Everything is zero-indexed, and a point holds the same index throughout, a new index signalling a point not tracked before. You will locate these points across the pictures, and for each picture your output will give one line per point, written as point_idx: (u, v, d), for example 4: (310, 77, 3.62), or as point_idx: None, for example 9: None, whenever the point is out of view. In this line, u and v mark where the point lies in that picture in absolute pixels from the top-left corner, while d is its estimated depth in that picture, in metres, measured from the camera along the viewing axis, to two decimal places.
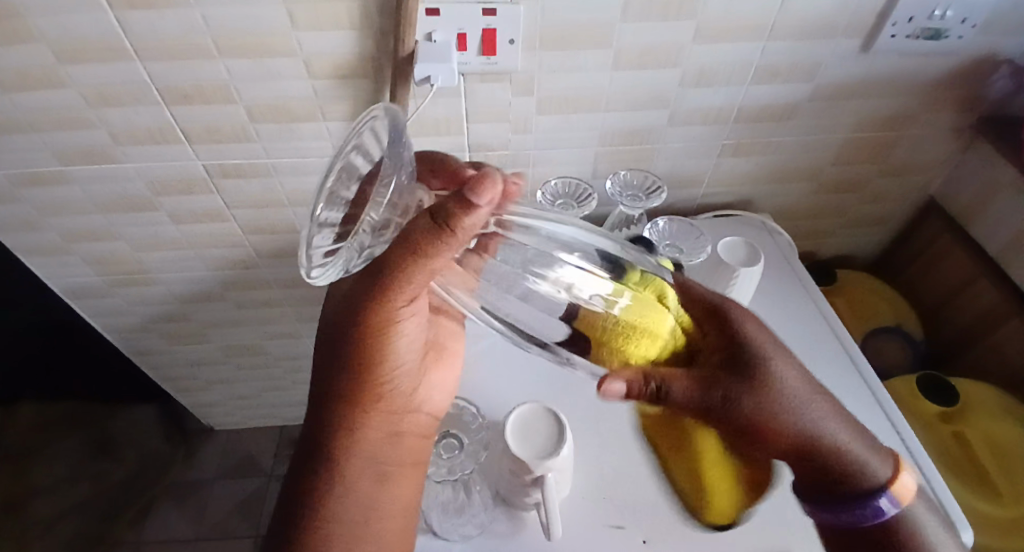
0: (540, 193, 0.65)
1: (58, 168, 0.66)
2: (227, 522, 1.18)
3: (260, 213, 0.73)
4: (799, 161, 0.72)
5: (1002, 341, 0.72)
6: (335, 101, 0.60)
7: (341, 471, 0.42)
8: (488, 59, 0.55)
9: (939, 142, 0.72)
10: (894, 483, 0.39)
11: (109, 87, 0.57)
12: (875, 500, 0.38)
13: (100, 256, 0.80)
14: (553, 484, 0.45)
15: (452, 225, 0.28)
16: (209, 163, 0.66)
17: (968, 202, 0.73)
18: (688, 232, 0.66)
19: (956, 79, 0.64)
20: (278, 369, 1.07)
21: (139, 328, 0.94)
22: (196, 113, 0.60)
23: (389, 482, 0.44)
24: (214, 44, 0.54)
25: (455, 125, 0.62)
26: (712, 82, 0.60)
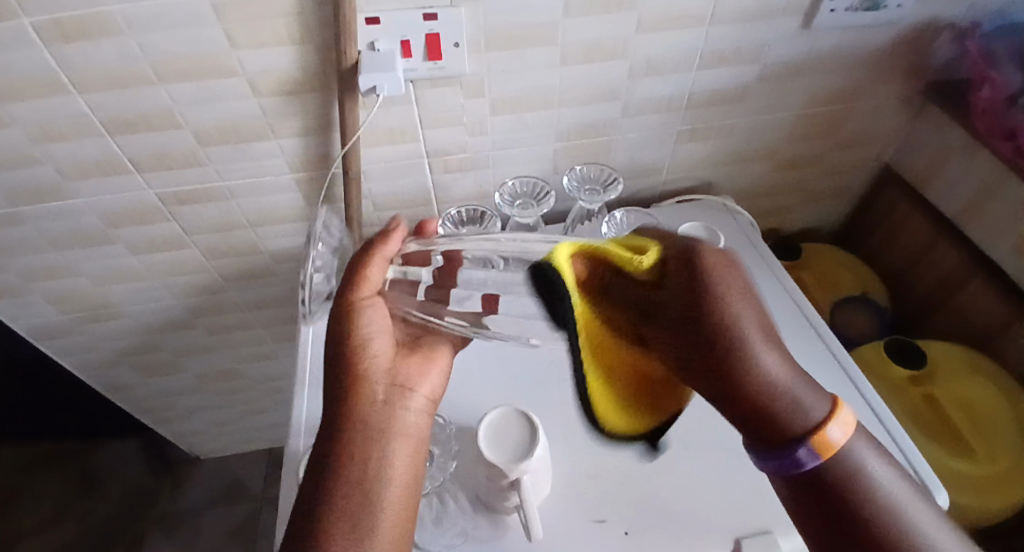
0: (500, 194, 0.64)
1: (8, 208, 0.64)
2: (221, 548, 1.16)
3: (221, 236, 0.72)
4: (754, 142, 0.73)
5: (966, 301, 0.74)
6: (284, 119, 0.59)
7: (347, 443, 0.35)
8: (435, 64, 0.54)
9: (888, 112, 0.73)
10: (821, 429, 0.33)
11: (49, 122, 0.56)
12: (797, 446, 0.33)
13: (61, 294, 0.78)
14: (529, 484, 0.44)
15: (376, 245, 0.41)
16: (161, 190, 0.65)
17: (922, 167, 0.75)
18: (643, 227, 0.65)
19: (898, 50, 0.66)
20: (258, 392, 1.06)
21: (111, 363, 0.92)
22: (141, 140, 0.59)
23: (381, 455, 0.35)
24: (154, 70, 0.53)
25: (410, 133, 0.62)
26: (662, 71, 0.61)
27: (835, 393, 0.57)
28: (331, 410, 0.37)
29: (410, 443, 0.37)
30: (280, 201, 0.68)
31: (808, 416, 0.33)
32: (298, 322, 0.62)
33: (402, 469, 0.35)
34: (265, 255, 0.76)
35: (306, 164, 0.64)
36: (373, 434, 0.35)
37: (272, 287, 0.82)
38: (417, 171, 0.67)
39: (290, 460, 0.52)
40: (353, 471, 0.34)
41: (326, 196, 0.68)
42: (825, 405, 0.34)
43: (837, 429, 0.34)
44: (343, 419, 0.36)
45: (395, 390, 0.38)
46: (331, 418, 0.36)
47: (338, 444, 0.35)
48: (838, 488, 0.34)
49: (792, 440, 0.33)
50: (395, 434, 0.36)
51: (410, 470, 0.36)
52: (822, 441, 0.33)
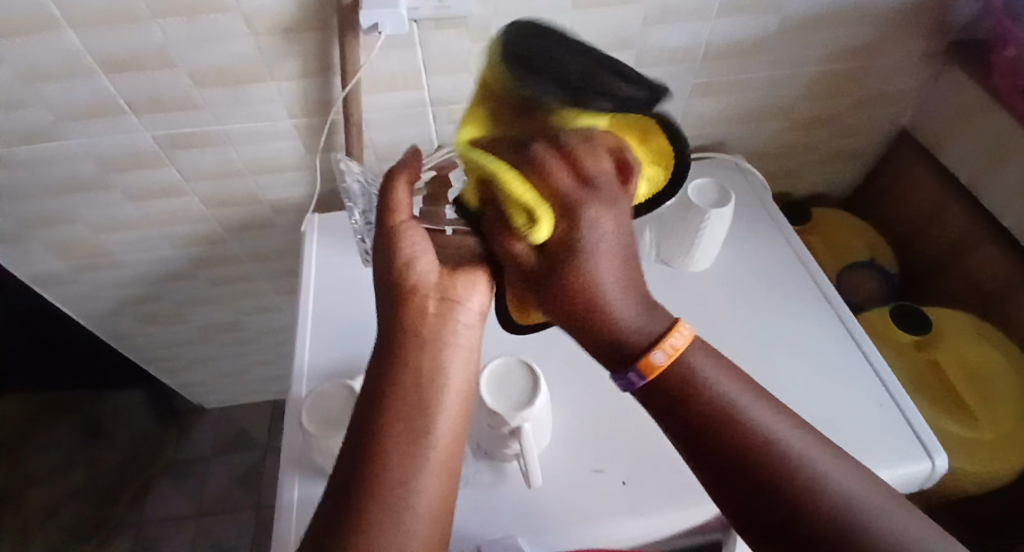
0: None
1: (3, 152, 0.63)
2: (227, 495, 1.19)
3: (221, 185, 0.71)
4: (769, 99, 0.70)
5: (975, 268, 0.73)
6: (283, 62, 0.57)
7: (407, 353, 0.38)
8: (440, 4, 0.51)
9: (911, 71, 0.70)
10: (656, 346, 0.31)
11: (40, 62, 0.54)
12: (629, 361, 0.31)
13: (61, 243, 0.77)
14: (529, 432, 0.44)
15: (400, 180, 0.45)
16: (158, 135, 0.63)
17: (939, 130, 0.72)
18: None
19: (927, 3, 0.63)
20: (260, 345, 1.07)
21: (113, 314, 0.92)
22: (136, 83, 0.57)
23: (438, 361, 0.38)
24: (146, 7, 0.50)
25: (413, 79, 0.60)
26: (677, 18, 0.58)
27: (838, 353, 0.57)
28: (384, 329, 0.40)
29: (461, 353, 0.40)
30: (280, 149, 0.67)
31: (648, 329, 0.32)
32: (298, 272, 0.62)
33: (456, 376, 0.39)
34: (266, 206, 0.75)
35: (306, 110, 0.62)
36: (428, 346, 0.39)
37: (274, 239, 0.81)
38: (420, 120, 0.65)
39: (291, 407, 0.52)
40: (405, 381, 0.37)
41: (327, 144, 0.66)
42: (664, 316, 0.33)
43: (660, 354, 0.31)
44: (399, 333, 0.39)
45: (445, 303, 0.41)
46: (386, 333, 0.39)
47: (397, 358, 0.38)
48: (673, 399, 0.32)
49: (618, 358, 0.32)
50: (442, 357, 0.39)
51: (463, 376, 0.39)
52: (647, 365, 0.31)
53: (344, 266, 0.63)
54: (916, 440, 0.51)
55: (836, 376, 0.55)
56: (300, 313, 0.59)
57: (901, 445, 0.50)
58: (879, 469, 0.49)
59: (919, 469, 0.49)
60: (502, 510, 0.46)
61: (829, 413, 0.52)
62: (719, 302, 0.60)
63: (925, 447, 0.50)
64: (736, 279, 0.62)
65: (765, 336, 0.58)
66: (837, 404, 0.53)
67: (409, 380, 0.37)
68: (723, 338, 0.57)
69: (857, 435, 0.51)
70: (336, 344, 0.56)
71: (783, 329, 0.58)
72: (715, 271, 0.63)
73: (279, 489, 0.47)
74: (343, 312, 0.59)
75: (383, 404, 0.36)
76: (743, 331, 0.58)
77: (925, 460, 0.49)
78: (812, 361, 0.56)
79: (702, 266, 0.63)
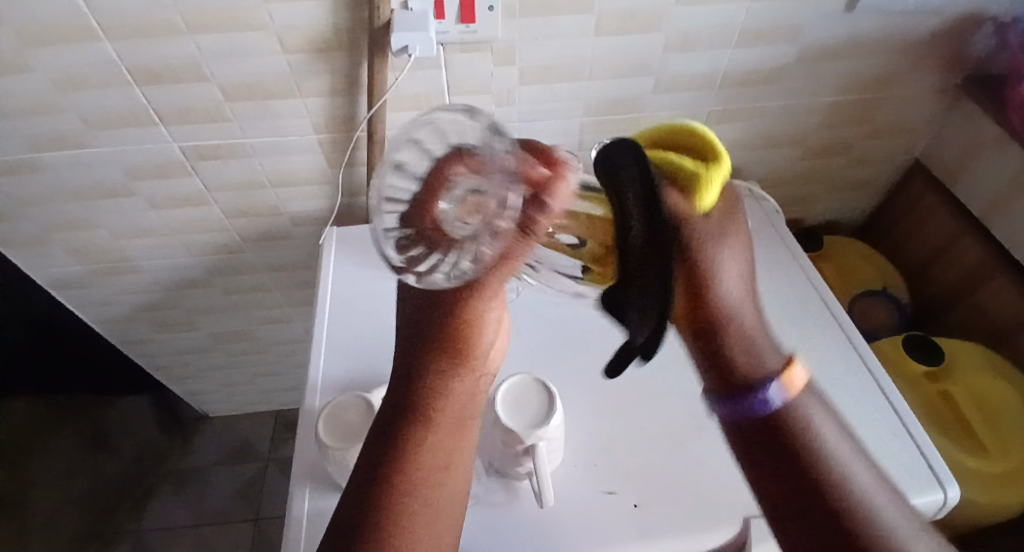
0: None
1: (33, 156, 0.64)
2: (229, 505, 1.18)
3: (242, 196, 0.72)
4: (783, 127, 0.71)
5: (985, 300, 0.73)
6: (311, 77, 0.58)
7: (417, 426, 0.38)
8: (467, 28, 0.53)
9: (923, 103, 0.71)
10: (786, 372, 0.33)
11: (77, 71, 0.55)
12: (762, 382, 0.32)
13: (81, 246, 0.78)
14: (543, 451, 0.44)
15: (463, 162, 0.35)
16: (185, 145, 0.64)
17: (952, 162, 0.73)
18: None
19: (940, 38, 0.64)
20: (269, 355, 1.07)
21: (127, 318, 0.93)
22: (167, 93, 0.58)
23: (455, 423, 0.40)
24: (183, 20, 0.52)
25: (437, 99, 0.61)
26: (697, 46, 0.59)
27: (849, 381, 0.57)
28: (400, 377, 0.40)
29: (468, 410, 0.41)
30: (303, 162, 0.68)
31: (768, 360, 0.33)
32: (317, 283, 0.62)
33: (467, 426, 0.41)
34: (285, 217, 0.76)
35: (331, 125, 0.64)
36: (445, 405, 0.39)
37: (290, 250, 0.82)
38: None
39: (306, 418, 0.52)
40: (422, 454, 0.37)
41: (349, 159, 0.68)
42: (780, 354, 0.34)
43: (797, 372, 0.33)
44: (417, 387, 0.39)
45: (463, 356, 0.41)
46: (401, 388, 0.40)
47: (411, 422, 0.38)
48: (788, 442, 0.32)
49: (751, 383, 0.32)
50: (460, 413, 0.40)
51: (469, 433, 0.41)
52: (788, 377, 0.33)
53: (361, 279, 0.63)
54: (928, 468, 0.51)
55: (848, 403, 0.55)
56: (317, 324, 0.59)
57: (913, 475, 0.50)
58: None
59: (930, 500, 0.49)
60: (515, 529, 0.46)
61: None
62: None
63: (937, 477, 0.50)
64: None
65: None
66: None
67: (424, 442, 0.38)
68: None
69: None
70: (352, 357, 0.57)
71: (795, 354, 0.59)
72: None
73: (293, 501, 0.47)
74: (360, 325, 0.59)
75: (394, 472, 0.36)
76: None
77: (937, 491, 0.49)
78: (823, 387, 0.56)
79: None
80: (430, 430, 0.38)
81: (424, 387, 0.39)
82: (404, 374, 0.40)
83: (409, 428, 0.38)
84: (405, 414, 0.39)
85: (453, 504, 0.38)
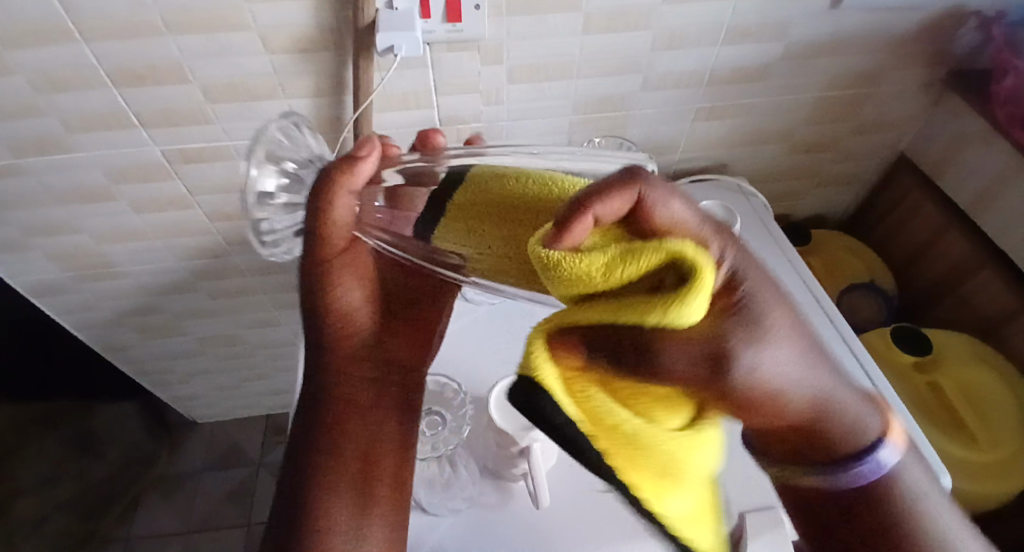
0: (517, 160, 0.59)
1: (10, 160, 0.62)
2: (221, 510, 1.17)
3: (227, 198, 0.71)
4: (771, 123, 0.72)
5: (971, 292, 0.74)
6: (296, 78, 0.57)
7: (334, 436, 0.36)
8: (454, 27, 0.52)
9: (908, 98, 0.72)
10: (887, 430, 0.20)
11: (53, 73, 0.54)
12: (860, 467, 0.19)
13: (62, 251, 0.76)
14: (538, 452, 0.44)
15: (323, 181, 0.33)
16: (168, 148, 0.63)
17: (937, 156, 0.74)
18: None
19: (924, 33, 0.64)
20: (258, 359, 1.06)
21: (112, 324, 0.91)
22: (149, 95, 0.57)
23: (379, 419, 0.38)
24: (163, 21, 0.51)
25: (424, 98, 0.61)
26: (684, 43, 0.59)
27: None
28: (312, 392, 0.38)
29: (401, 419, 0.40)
30: None
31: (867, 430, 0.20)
32: None
33: (393, 436, 0.39)
34: None
35: (317, 127, 0.63)
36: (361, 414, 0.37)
37: None
38: None
39: None
40: (343, 451, 0.36)
41: None
42: None
43: None
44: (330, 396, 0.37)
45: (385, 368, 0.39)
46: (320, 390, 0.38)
47: (325, 436, 0.36)
48: None
49: None
50: (378, 421, 0.38)
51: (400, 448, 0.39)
52: None
53: None
54: None
55: None
56: None
57: None
58: None
59: None
60: (511, 532, 0.45)
61: None
62: None
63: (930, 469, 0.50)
64: None
65: None
66: None
67: (338, 465, 0.36)
68: None
69: None
70: None
71: None
72: None
73: None
74: None
75: (309, 491, 0.35)
76: None
77: None
78: None
79: None
80: (349, 436, 0.37)
81: (340, 400, 0.37)
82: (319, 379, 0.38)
83: (329, 428, 0.37)
84: (324, 426, 0.37)
85: (394, 508, 0.38)
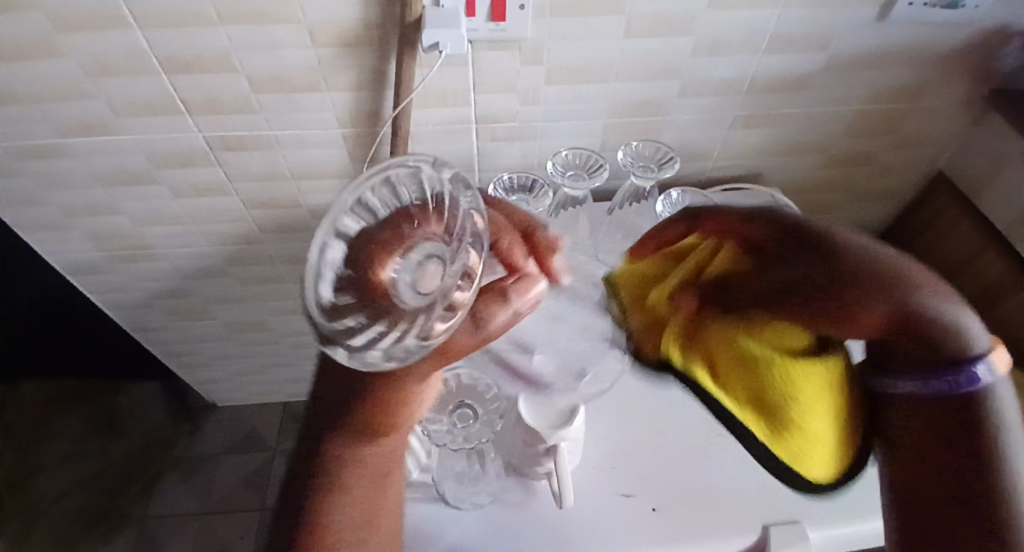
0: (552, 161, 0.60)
1: (58, 141, 0.64)
2: (236, 493, 1.19)
3: (262, 187, 0.72)
4: (808, 135, 0.71)
5: (1004, 317, 0.72)
6: (338, 71, 0.58)
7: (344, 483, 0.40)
8: (498, 26, 0.53)
9: (950, 115, 0.71)
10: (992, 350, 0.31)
11: (106, 57, 0.55)
12: (970, 364, 0.30)
13: (101, 231, 0.79)
14: (565, 452, 0.45)
15: (483, 322, 0.32)
16: (210, 135, 0.65)
17: (977, 176, 0.72)
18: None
19: (971, 50, 0.63)
20: (281, 346, 1.07)
21: (142, 305, 0.94)
22: (195, 82, 0.59)
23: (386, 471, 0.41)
24: (215, 10, 0.52)
25: (462, 96, 0.61)
26: (725, 50, 0.59)
27: None
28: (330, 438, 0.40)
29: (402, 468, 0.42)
30: (325, 155, 0.68)
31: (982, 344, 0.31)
32: None
33: (395, 480, 0.42)
34: (304, 209, 0.76)
35: (355, 120, 0.64)
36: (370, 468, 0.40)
37: (308, 242, 0.82)
38: (465, 136, 0.66)
39: None
40: (342, 503, 0.40)
41: (372, 154, 0.68)
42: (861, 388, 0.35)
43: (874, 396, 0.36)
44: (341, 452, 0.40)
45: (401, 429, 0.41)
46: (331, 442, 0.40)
47: (333, 484, 0.40)
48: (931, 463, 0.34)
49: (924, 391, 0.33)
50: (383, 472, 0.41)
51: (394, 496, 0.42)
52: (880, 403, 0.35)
53: None
54: None
55: None
56: None
57: None
58: None
59: None
60: (530, 529, 0.45)
61: None
62: None
63: None
64: None
65: None
66: None
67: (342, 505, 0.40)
68: None
69: None
70: None
71: None
72: None
73: None
74: None
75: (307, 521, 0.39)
76: None
77: None
78: None
79: None
80: (351, 489, 0.40)
81: (351, 458, 0.40)
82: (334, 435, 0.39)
83: (332, 477, 0.40)
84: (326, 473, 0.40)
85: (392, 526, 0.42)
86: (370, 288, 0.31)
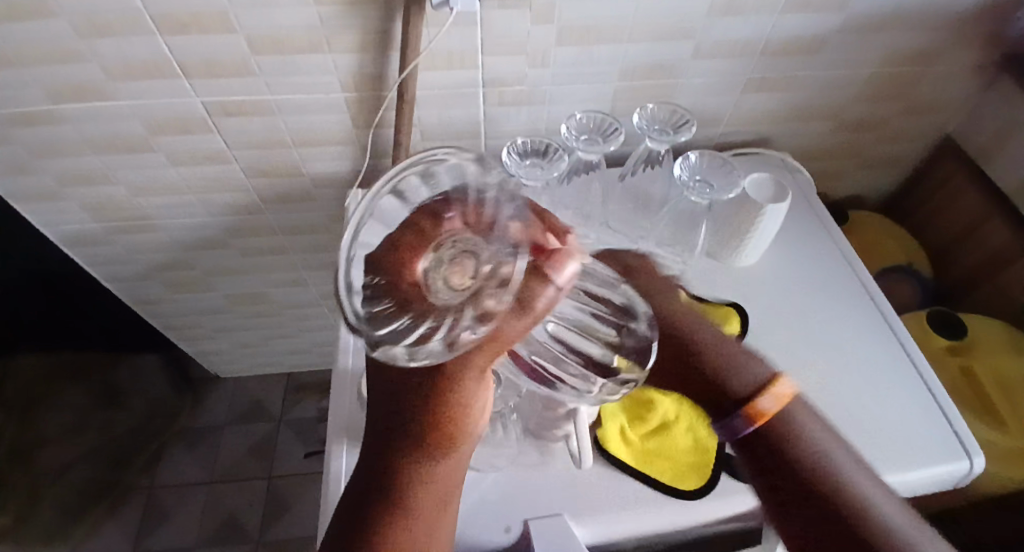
0: (564, 125, 0.57)
1: (49, 107, 0.62)
2: (243, 463, 1.19)
3: (263, 154, 0.70)
4: (820, 99, 0.70)
5: (1012, 280, 0.73)
6: (342, 32, 0.56)
7: (397, 513, 0.27)
8: None
9: (964, 80, 0.70)
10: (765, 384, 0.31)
11: (98, 16, 0.52)
12: (725, 408, 0.31)
13: (97, 201, 0.76)
14: (585, 415, 0.45)
15: (529, 302, 0.20)
16: (208, 100, 0.63)
17: (987, 141, 0.72)
18: (688, 221, 0.59)
19: (991, 11, 0.62)
20: (282, 318, 1.07)
21: (141, 277, 0.92)
22: (192, 43, 0.56)
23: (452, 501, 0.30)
24: None
25: (470, 59, 0.59)
26: (741, 11, 0.57)
27: (880, 353, 0.57)
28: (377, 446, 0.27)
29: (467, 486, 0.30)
30: (329, 121, 0.66)
31: (752, 372, 0.32)
32: None
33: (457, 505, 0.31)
34: (307, 178, 0.74)
35: (358, 84, 0.62)
36: (438, 501, 0.29)
37: (310, 211, 0.81)
38: (472, 101, 0.64)
39: (340, 379, 0.52)
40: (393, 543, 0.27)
41: (377, 120, 0.66)
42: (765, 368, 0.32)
43: (769, 399, 0.30)
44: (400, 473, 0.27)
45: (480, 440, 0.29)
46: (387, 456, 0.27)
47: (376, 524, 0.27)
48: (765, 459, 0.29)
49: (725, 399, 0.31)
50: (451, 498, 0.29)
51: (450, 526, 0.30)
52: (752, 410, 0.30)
53: None
54: (956, 440, 0.51)
55: (880, 376, 0.55)
56: None
57: (942, 445, 0.51)
58: (917, 467, 0.49)
59: (957, 469, 0.49)
60: (552, 490, 0.46)
61: (871, 412, 0.52)
62: (766, 300, 0.60)
63: (965, 448, 0.50)
64: (781, 275, 0.62)
65: (811, 336, 0.58)
66: (880, 405, 0.53)
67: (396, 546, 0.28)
68: (772, 334, 0.57)
69: (897, 433, 0.51)
70: None
71: (828, 327, 0.58)
72: (760, 268, 0.63)
73: (335, 459, 0.47)
74: None
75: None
76: (790, 327, 0.58)
77: (965, 461, 0.50)
78: (855, 360, 0.56)
79: (747, 263, 0.63)
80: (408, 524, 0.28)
81: (407, 487, 0.27)
82: (391, 449, 0.27)
83: (386, 503, 0.27)
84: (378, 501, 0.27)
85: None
86: (404, 284, 0.22)
